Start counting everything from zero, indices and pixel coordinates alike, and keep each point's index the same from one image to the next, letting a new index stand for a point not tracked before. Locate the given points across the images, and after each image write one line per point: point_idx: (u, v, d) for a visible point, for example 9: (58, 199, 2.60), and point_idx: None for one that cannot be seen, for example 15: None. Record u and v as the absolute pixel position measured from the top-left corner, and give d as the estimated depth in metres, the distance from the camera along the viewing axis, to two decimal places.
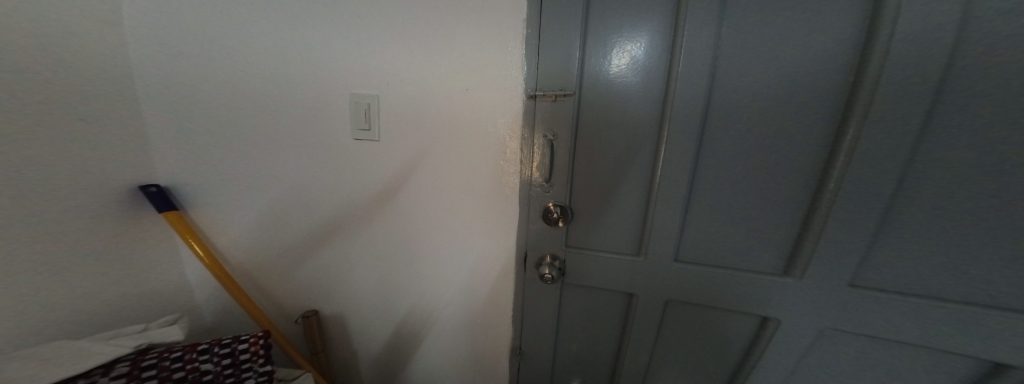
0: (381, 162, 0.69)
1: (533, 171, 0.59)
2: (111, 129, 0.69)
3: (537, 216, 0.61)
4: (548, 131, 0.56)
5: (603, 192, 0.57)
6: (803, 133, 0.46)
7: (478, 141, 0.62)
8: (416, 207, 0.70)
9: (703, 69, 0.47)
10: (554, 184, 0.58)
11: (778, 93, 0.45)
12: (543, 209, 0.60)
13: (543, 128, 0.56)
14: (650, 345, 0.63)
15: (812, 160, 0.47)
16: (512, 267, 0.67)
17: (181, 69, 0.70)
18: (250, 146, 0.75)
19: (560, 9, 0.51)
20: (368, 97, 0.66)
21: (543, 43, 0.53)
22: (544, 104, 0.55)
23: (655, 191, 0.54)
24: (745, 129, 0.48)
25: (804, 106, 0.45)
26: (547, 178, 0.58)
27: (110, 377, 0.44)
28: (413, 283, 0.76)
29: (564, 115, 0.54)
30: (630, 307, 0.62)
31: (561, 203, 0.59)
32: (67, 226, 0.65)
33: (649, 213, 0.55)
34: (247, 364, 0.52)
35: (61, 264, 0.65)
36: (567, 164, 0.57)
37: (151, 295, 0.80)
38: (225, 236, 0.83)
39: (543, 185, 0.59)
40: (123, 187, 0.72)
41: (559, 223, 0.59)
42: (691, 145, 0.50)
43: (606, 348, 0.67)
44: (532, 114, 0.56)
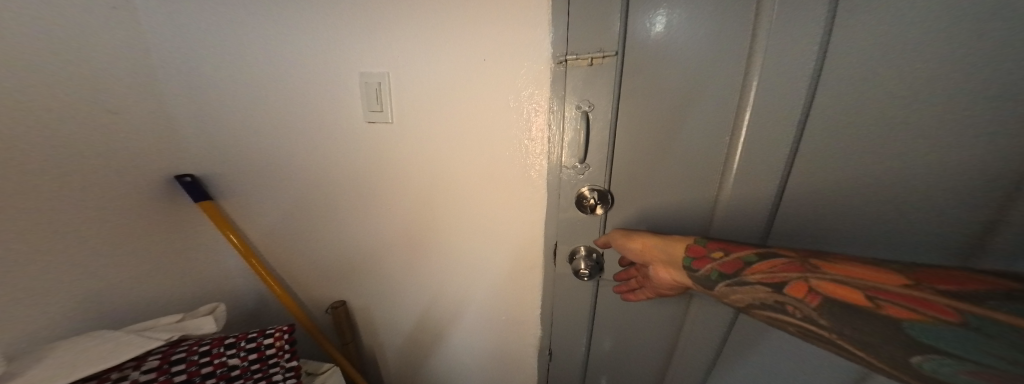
0: (396, 146, 0.65)
1: (564, 151, 0.52)
2: (142, 123, 0.71)
3: (569, 202, 0.54)
4: (581, 102, 0.48)
5: (648, 174, 0.49)
6: (944, 91, 0.33)
7: (499, 119, 0.56)
8: (435, 193, 0.66)
9: (789, 10, 0.37)
10: (589, 165, 0.51)
11: (912, 35, 0.33)
12: (576, 195, 0.53)
13: (576, 98, 0.48)
14: (699, 351, 0.56)
15: (966, 132, 0.33)
16: (540, 258, 0.62)
17: (197, 56, 0.70)
18: (266, 133, 0.73)
19: None
20: (378, 75, 0.60)
21: None
22: (577, 69, 0.47)
23: (713, 173, 0.46)
24: (845, 88, 0.37)
25: (956, 52, 0.32)
26: (582, 159, 0.51)
27: (141, 372, 0.43)
28: (436, 274, 0.73)
29: (600, 82, 0.46)
30: (675, 307, 0.55)
31: (598, 187, 0.52)
32: (110, 219, 0.68)
33: (704, 197, 0.48)
34: (273, 360, 0.52)
35: (108, 255, 0.68)
36: (606, 141, 0.49)
37: (194, 281, 0.84)
38: (255, 224, 0.85)
39: (576, 167, 0.52)
40: (159, 179, 0.75)
41: (596, 211, 0.53)
42: (760, 114, 0.41)
43: (646, 350, 0.61)
44: (563, 82, 0.49)
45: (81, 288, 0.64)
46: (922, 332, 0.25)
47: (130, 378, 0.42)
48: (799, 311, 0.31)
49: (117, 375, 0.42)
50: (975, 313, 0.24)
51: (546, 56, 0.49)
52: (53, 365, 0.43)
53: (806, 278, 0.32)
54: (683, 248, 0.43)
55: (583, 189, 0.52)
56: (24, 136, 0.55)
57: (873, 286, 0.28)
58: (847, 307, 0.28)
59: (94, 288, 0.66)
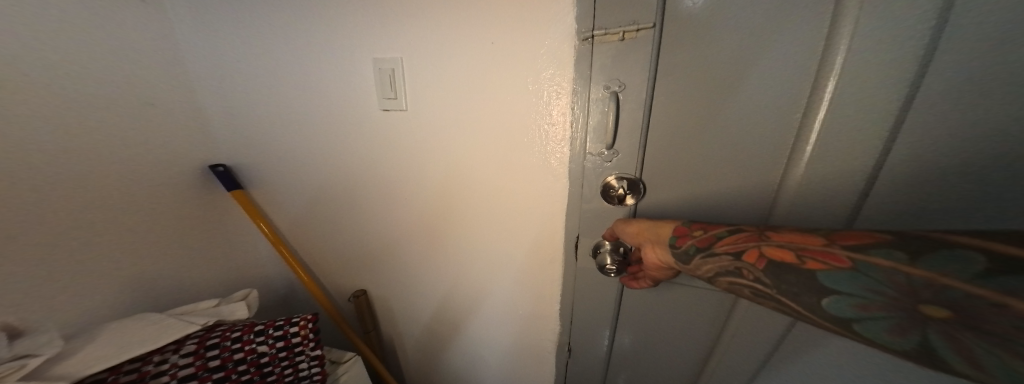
0: (412, 134, 0.63)
1: (588, 136, 0.48)
2: (177, 114, 0.75)
3: (593, 192, 0.51)
4: (611, 81, 0.44)
5: (685, 161, 0.44)
6: None
7: (517, 103, 0.52)
8: (452, 183, 0.64)
9: None
10: (617, 152, 0.47)
11: None
12: (603, 184, 0.49)
13: (604, 77, 0.44)
14: (733, 353, 0.53)
15: None
16: (561, 251, 0.60)
17: (223, 48, 0.71)
18: (288, 124, 0.74)
19: None
20: (391, 61, 0.58)
21: None
22: (606, 44, 0.42)
23: (758, 161, 0.41)
24: (940, 54, 0.30)
25: None
26: (611, 144, 0.46)
27: (180, 355, 0.45)
28: (453, 265, 0.72)
29: (632, 58, 0.42)
30: (707, 307, 0.51)
31: (628, 176, 0.48)
32: (153, 208, 0.72)
33: (748, 187, 0.43)
34: (299, 348, 0.54)
35: (154, 241, 0.73)
36: (638, 125, 0.44)
37: (231, 264, 0.90)
38: (283, 213, 0.88)
39: (602, 153, 0.48)
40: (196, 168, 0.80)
41: (625, 201, 0.49)
42: (804, 92, 0.36)
43: (673, 351, 0.57)
44: (588, 59, 0.44)
45: (132, 271, 0.69)
46: (832, 280, 0.29)
47: (171, 363, 0.44)
48: (750, 273, 0.35)
49: (159, 357, 0.45)
50: (871, 263, 0.28)
51: (570, 31, 0.45)
52: (104, 342, 0.45)
53: (759, 245, 0.35)
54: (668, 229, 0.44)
55: (611, 177, 0.48)
56: (59, 130, 0.58)
57: (808, 248, 0.31)
58: (783, 266, 0.32)
59: (143, 271, 0.71)
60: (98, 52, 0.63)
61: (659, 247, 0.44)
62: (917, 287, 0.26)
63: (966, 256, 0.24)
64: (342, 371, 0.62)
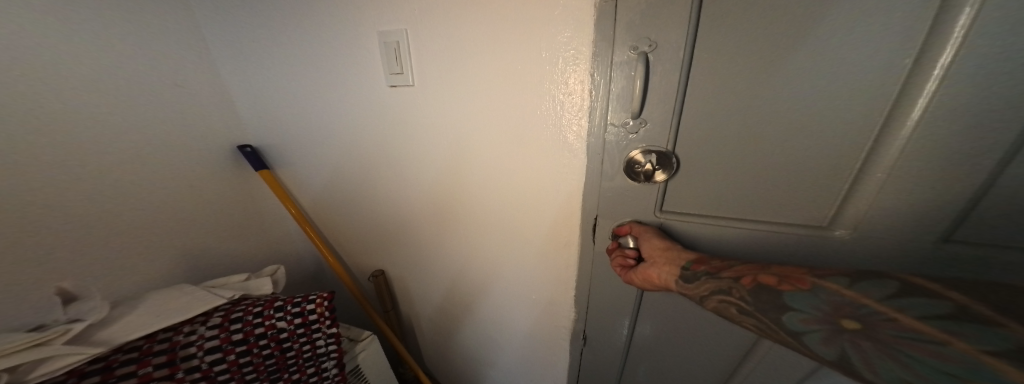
0: (420, 112, 0.60)
1: (613, 104, 0.43)
2: (204, 96, 0.77)
3: (618, 169, 0.46)
4: (640, 39, 0.39)
5: (721, 128, 0.40)
6: None
7: (530, 72, 0.47)
8: (463, 163, 0.61)
9: None
10: (646, 121, 0.42)
11: None
12: (628, 158, 0.45)
13: (631, 35, 0.39)
14: (770, 347, 0.49)
15: None
16: (577, 235, 0.56)
17: (238, 27, 0.71)
18: (303, 104, 0.74)
19: None
20: (397, 33, 0.55)
21: None
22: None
23: (806, 126, 0.37)
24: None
25: None
26: (638, 113, 0.42)
27: (207, 327, 0.47)
28: (466, 247, 0.71)
29: (669, 10, 0.36)
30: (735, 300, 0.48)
31: (660, 150, 0.43)
32: (192, 187, 0.76)
33: (795, 157, 0.39)
34: (316, 326, 0.55)
35: (194, 218, 0.77)
36: (675, 87, 0.40)
37: (263, 242, 0.95)
38: (306, 193, 0.91)
39: (628, 124, 0.43)
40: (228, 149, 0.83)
41: (654, 178, 0.45)
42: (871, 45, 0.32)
43: (698, 344, 0.54)
44: (613, 15, 0.39)
45: (175, 245, 0.74)
46: (795, 298, 0.33)
47: (198, 334, 0.46)
48: (737, 292, 0.37)
49: (189, 328, 0.47)
50: (829, 288, 0.33)
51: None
52: (147, 307, 0.48)
53: (755, 273, 0.38)
54: (676, 250, 0.45)
55: (638, 149, 0.44)
56: (93, 109, 0.60)
57: (780, 273, 0.36)
58: (769, 288, 0.35)
59: (185, 245, 0.76)
60: (123, 34, 0.64)
61: (659, 259, 0.45)
62: (854, 307, 0.30)
63: (890, 285, 0.31)
64: (359, 349, 0.65)
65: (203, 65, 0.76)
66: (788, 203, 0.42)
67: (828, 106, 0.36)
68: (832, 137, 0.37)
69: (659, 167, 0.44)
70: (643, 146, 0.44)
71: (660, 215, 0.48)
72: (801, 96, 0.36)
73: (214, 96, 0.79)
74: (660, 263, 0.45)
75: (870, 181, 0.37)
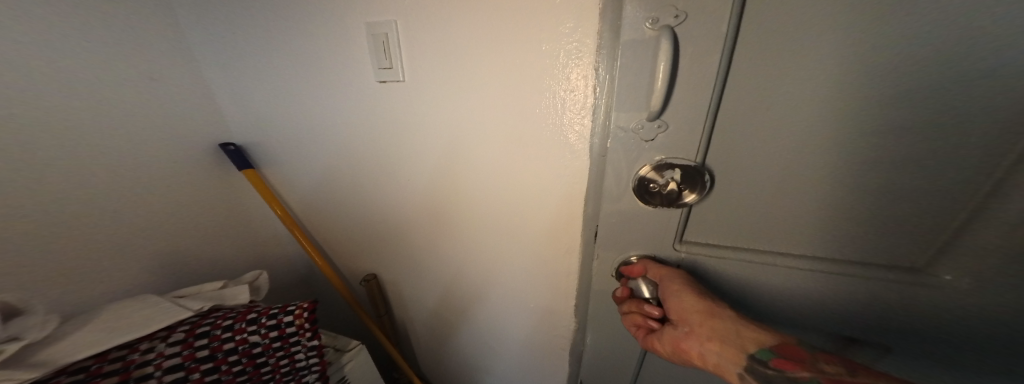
0: (412, 110, 0.57)
1: (621, 103, 0.36)
2: (182, 90, 0.72)
3: (635, 181, 0.40)
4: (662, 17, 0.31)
5: (747, 130, 0.35)
6: None
7: (531, 66, 0.44)
8: (458, 163, 0.58)
9: None
10: (665, 124, 0.36)
11: None
12: (638, 176, 0.39)
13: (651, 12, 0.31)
14: None
15: None
16: (578, 241, 0.53)
17: (216, 14, 0.67)
18: (288, 99, 0.70)
19: None
20: (387, 23, 0.51)
21: None
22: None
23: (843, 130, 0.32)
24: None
25: None
26: (655, 115, 0.35)
27: (167, 344, 0.43)
28: (460, 252, 0.68)
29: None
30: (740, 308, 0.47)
31: (685, 161, 0.37)
32: (169, 187, 0.72)
33: (824, 165, 0.34)
34: (295, 338, 0.51)
35: (171, 220, 0.73)
36: (704, 82, 0.33)
37: (247, 245, 0.90)
38: (293, 193, 0.86)
39: (646, 128, 0.36)
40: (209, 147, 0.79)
41: (676, 194, 0.39)
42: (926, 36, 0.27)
43: None
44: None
45: (150, 250, 0.70)
46: None
47: (158, 351, 0.42)
48: None
49: (146, 345, 0.42)
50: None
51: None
52: (105, 320, 0.44)
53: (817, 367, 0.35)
54: (717, 318, 0.39)
55: (649, 165, 0.38)
56: (57, 101, 0.55)
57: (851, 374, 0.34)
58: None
59: (161, 249, 0.72)
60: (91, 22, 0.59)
61: (700, 329, 0.40)
62: None
63: None
64: (346, 359, 0.60)
65: (181, 56, 0.72)
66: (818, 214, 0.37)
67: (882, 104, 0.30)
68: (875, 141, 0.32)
69: (677, 183, 0.38)
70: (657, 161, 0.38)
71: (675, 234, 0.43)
72: (848, 93, 0.31)
73: (192, 90, 0.74)
74: (700, 335, 0.40)
75: (907, 189, 0.34)
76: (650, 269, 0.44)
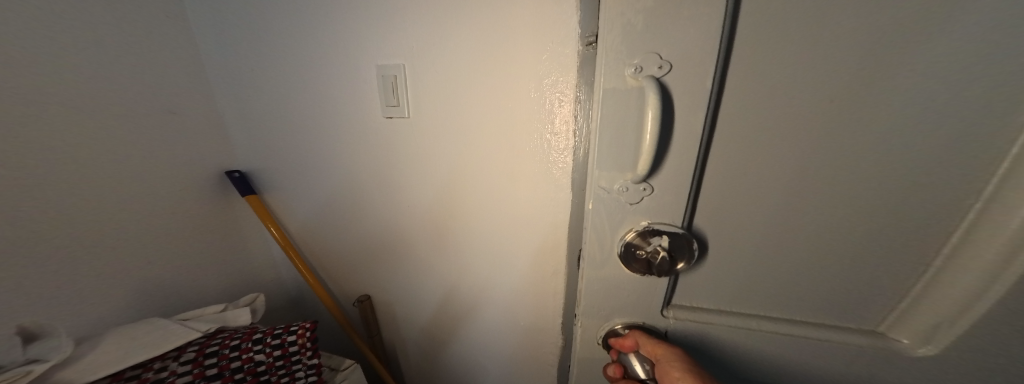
0: (413, 141, 0.62)
1: (608, 164, 0.34)
2: (197, 122, 0.78)
3: (621, 248, 0.37)
4: (647, 68, 0.30)
5: (733, 185, 0.33)
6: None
7: (519, 110, 0.51)
8: (453, 190, 0.63)
9: None
10: (652, 188, 0.34)
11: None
12: (625, 242, 0.37)
13: (636, 61, 0.30)
14: None
15: None
16: (564, 263, 0.57)
17: (237, 56, 0.74)
18: (296, 131, 0.76)
19: None
20: (394, 68, 0.58)
21: None
22: (638, 10, 0.29)
23: (832, 192, 0.31)
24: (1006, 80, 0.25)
25: None
26: (646, 174, 0.32)
27: (179, 363, 0.45)
28: (455, 274, 0.71)
29: (687, 34, 0.28)
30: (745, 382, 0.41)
31: (671, 231, 0.35)
32: (174, 212, 0.75)
33: (818, 225, 0.33)
34: (297, 356, 0.52)
35: (174, 244, 0.76)
36: (693, 142, 0.31)
37: (243, 269, 0.92)
38: (293, 218, 0.90)
39: (633, 191, 0.34)
40: (215, 174, 0.83)
41: (666, 265, 0.36)
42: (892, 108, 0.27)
43: None
44: (615, 35, 0.30)
45: (151, 273, 0.72)
46: None
47: (171, 370, 0.44)
48: None
49: (159, 365, 0.44)
50: None
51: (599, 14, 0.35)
52: (115, 341, 0.46)
53: None
54: None
55: (635, 230, 0.36)
56: (77, 133, 0.60)
57: None
58: None
59: (162, 272, 0.74)
60: (121, 63, 0.66)
61: None
62: None
63: None
64: (341, 378, 0.61)
65: (199, 91, 0.78)
66: (807, 269, 0.35)
67: (863, 156, 0.30)
68: (859, 194, 0.31)
69: (666, 252, 0.35)
70: (643, 229, 0.36)
71: (663, 301, 0.40)
72: (825, 143, 0.30)
73: (206, 122, 0.80)
74: None
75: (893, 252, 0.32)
76: (643, 344, 0.41)
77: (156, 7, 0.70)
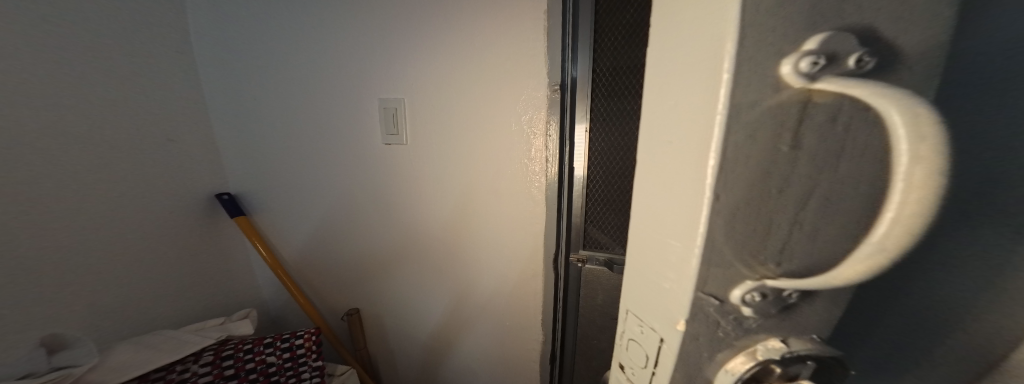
0: (408, 163, 0.71)
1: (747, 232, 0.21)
2: (193, 146, 0.82)
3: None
4: (842, 59, 0.18)
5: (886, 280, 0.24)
6: None
7: (501, 138, 0.61)
8: (443, 204, 0.71)
9: None
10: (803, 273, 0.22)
11: None
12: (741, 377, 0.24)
13: (813, 49, 0.18)
14: None
15: None
16: (541, 269, 0.65)
17: (238, 85, 0.81)
18: (294, 154, 0.82)
19: (574, 7, 0.52)
20: (395, 101, 0.68)
21: (553, 39, 0.54)
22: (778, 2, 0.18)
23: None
24: None
25: None
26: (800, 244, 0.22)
27: (199, 365, 0.50)
28: (445, 281, 0.78)
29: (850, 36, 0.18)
30: None
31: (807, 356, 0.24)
32: (168, 231, 0.76)
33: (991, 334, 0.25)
34: (303, 359, 0.58)
35: (168, 264, 0.76)
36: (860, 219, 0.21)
37: (229, 291, 0.91)
38: (283, 237, 0.93)
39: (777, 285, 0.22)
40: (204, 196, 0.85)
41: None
42: None
43: None
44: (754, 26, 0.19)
45: (144, 293, 0.71)
46: None
47: (191, 371, 0.49)
48: None
49: (181, 367, 0.49)
50: None
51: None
52: (130, 349, 0.48)
53: None
54: None
55: (757, 358, 0.24)
56: (86, 158, 0.63)
57: None
58: None
59: (155, 293, 0.73)
60: (129, 91, 0.70)
61: None
62: None
63: None
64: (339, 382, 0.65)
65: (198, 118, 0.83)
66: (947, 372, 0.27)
67: None
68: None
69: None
70: (782, 360, 0.24)
71: None
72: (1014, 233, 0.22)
73: (201, 146, 0.83)
74: None
75: None
76: None
77: (166, 44, 0.76)
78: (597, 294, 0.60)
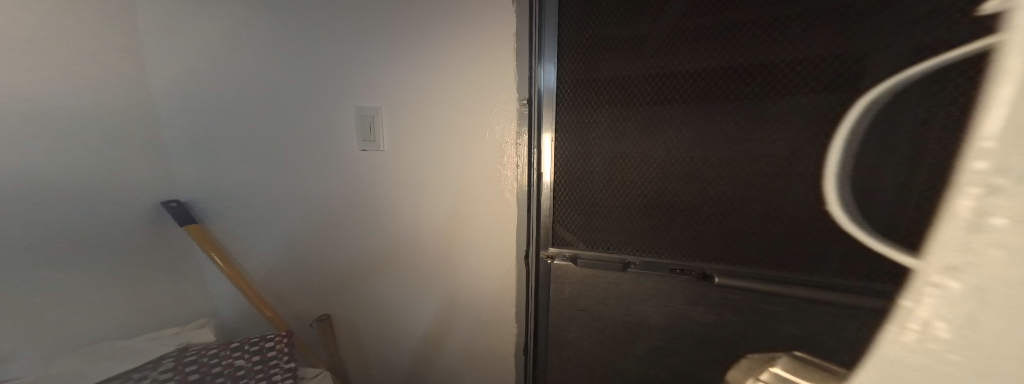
0: (383, 167, 0.73)
1: None
2: (133, 143, 0.69)
3: None
4: None
5: None
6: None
7: (477, 143, 0.67)
8: (419, 206, 0.74)
9: (704, 64, 0.49)
10: None
11: None
12: None
13: None
14: (659, 349, 0.58)
15: None
16: (514, 263, 0.71)
17: (195, 77, 0.73)
18: (259, 157, 0.79)
19: (541, 25, 0.58)
20: (372, 110, 0.71)
21: (520, 61, 0.62)
22: None
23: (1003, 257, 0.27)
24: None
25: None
26: None
27: (159, 371, 0.53)
28: (419, 280, 0.80)
29: None
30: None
31: None
32: (89, 240, 0.63)
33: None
34: (272, 361, 0.62)
35: (88, 278, 0.63)
36: None
37: (169, 313, 0.76)
38: (246, 248, 0.83)
39: None
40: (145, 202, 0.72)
41: None
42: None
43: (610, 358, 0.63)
44: None
45: (59, 311, 0.59)
46: None
47: (151, 376, 0.52)
48: None
49: (141, 374, 0.52)
50: None
51: None
52: None
53: None
54: None
55: None
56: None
57: None
58: None
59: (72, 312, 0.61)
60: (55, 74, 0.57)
61: None
62: None
63: None
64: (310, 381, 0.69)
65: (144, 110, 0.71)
66: None
67: None
68: None
69: None
70: None
71: None
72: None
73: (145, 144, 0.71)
74: None
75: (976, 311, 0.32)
76: None
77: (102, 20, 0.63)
78: (565, 287, 0.65)
